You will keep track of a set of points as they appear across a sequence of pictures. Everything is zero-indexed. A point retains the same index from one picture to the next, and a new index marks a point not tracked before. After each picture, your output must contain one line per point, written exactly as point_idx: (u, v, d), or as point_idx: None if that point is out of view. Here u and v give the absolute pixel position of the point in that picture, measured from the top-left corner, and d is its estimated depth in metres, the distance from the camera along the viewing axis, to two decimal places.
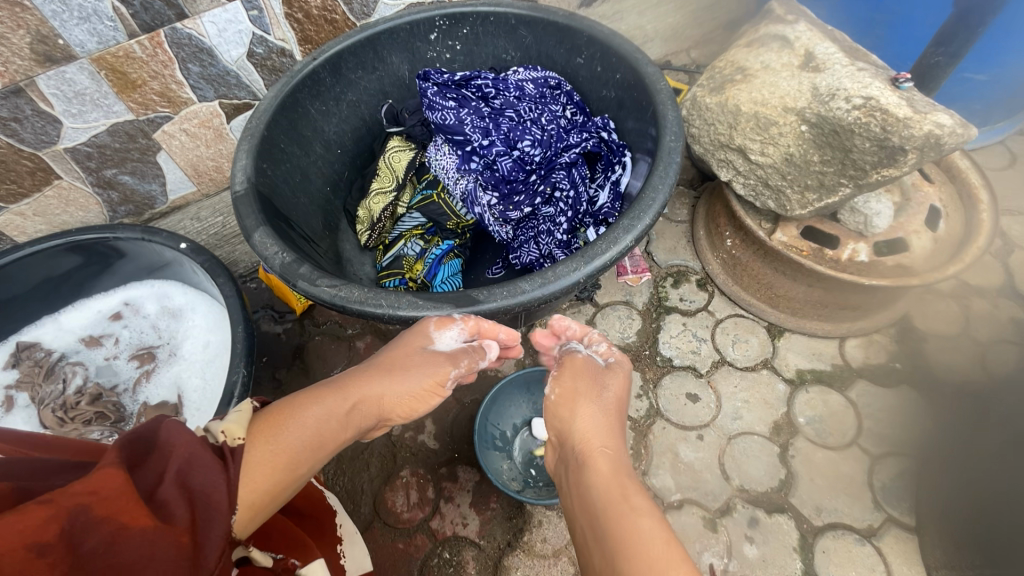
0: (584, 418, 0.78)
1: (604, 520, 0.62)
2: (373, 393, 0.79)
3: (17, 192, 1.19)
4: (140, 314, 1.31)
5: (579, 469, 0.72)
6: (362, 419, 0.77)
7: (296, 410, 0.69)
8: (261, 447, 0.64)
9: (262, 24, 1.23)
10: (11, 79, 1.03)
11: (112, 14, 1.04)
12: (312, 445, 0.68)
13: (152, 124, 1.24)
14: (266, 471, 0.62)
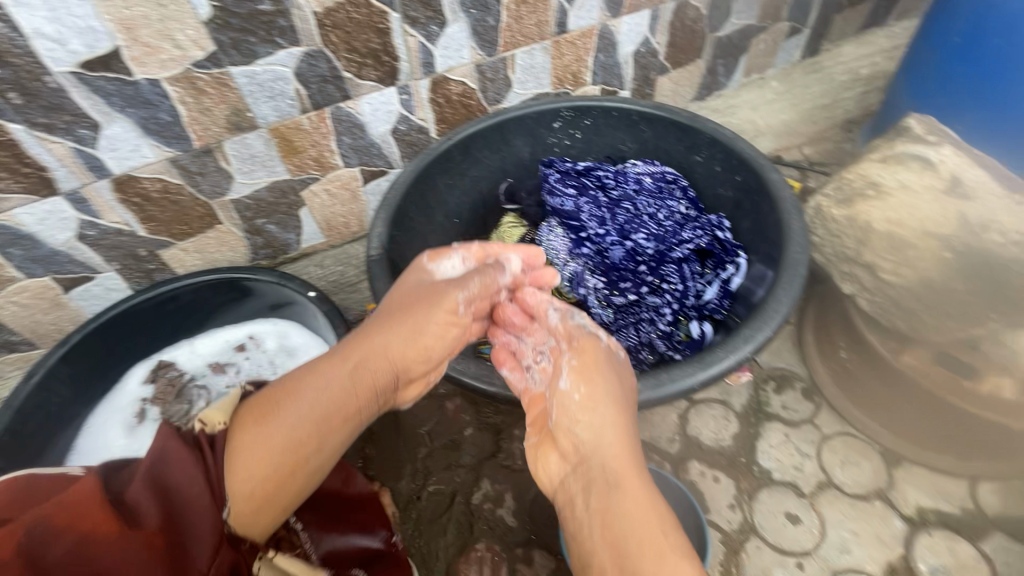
0: (609, 432, 0.80)
1: (635, 557, 0.66)
2: (371, 352, 0.92)
3: (186, 232, 1.36)
4: (261, 347, 1.42)
5: (603, 498, 0.73)
6: (369, 379, 0.91)
7: (286, 395, 0.86)
8: (246, 429, 0.82)
9: (408, 106, 1.38)
10: (206, 142, 1.21)
11: (293, 95, 1.22)
12: (306, 424, 0.84)
13: (303, 183, 1.40)
14: (260, 455, 0.80)
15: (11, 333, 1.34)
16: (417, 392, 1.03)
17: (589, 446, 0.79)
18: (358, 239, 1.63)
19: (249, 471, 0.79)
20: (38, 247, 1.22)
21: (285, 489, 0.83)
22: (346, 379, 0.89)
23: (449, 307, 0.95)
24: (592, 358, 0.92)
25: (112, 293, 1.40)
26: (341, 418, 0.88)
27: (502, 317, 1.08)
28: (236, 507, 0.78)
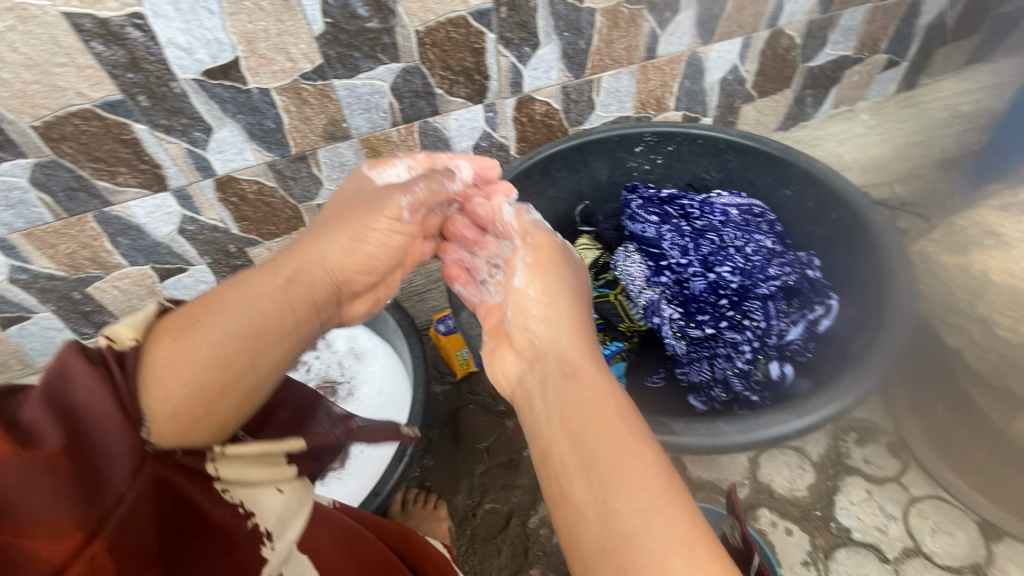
0: (562, 323, 0.81)
1: (598, 444, 0.62)
2: (312, 253, 0.87)
3: (273, 232, 1.43)
4: (330, 348, 1.45)
5: (565, 388, 0.70)
6: (306, 284, 0.83)
7: (211, 306, 0.72)
8: (163, 344, 0.67)
9: (492, 123, 1.40)
10: (302, 150, 1.27)
11: (386, 108, 1.27)
12: (238, 332, 0.71)
13: None
14: (182, 370, 0.65)
15: (110, 314, 1.44)
16: (362, 309, 1.00)
17: (540, 342, 0.79)
18: None
19: (177, 384, 0.64)
20: (143, 237, 1.31)
21: (219, 407, 0.69)
22: (286, 286, 0.80)
23: (391, 214, 0.93)
24: (539, 254, 0.94)
25: (200, 285, 1.48)
26: (281, 322, 0.77)
27: (452, 233, 1.10)
28: (155, 428, 0.59)
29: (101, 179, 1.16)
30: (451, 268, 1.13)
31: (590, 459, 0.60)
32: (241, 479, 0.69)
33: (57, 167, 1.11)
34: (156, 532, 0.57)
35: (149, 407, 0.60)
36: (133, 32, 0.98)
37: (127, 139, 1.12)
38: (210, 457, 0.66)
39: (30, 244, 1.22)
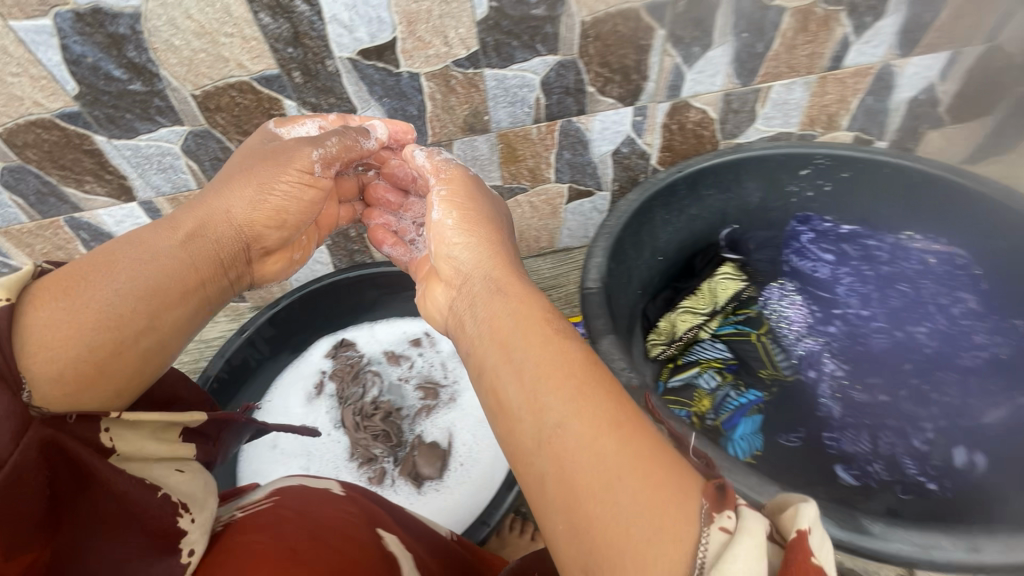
0: (489, 258, 0.86)
1: (532, 347, 0.67)
2: (217, 207, 0.91)
3: None
4: (435, 347, 1.39)
5: (495, 317, 0.75)
6: (205, 242, 0.87)
7: (99, 267, 0.75)
8: (47, 300, 0.69)
9: (639, 128, 1.27)
10: (438, 140, 1.21)
11: (532, 103, 1.17)
12: (135, 289, 0.75)
13: (511, 192, 1.36)
14: (72, 322, 0.69)
15: None
16: (277, 266, 1.05)
17: (467, 274, 0.86)
18: (542, 254, 1.57)
19: (69, 339, 0.68)
20: None
21: (115, 364, 0.73)
22: (190, 237, 0.86)
23: (302, 166, 0.97)
24: (464, 197, 0.97)
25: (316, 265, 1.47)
26: (176, 266, 0.81)
27: (374, 200, 1.22)
28: (38, 390, 0.64)
29: None
30: (375, 232, 1.22)
31: (517, 360, 0.66)
32: (137, 452, 0.68)
33: (208, 137, 1.11)
34: (47, 496, 0.58)
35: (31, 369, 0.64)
36: (301, 6, 0.93)
37: (275, 114, 1.10)
38: (102, 427, 0.65)
39: (173, 208, 1.24)
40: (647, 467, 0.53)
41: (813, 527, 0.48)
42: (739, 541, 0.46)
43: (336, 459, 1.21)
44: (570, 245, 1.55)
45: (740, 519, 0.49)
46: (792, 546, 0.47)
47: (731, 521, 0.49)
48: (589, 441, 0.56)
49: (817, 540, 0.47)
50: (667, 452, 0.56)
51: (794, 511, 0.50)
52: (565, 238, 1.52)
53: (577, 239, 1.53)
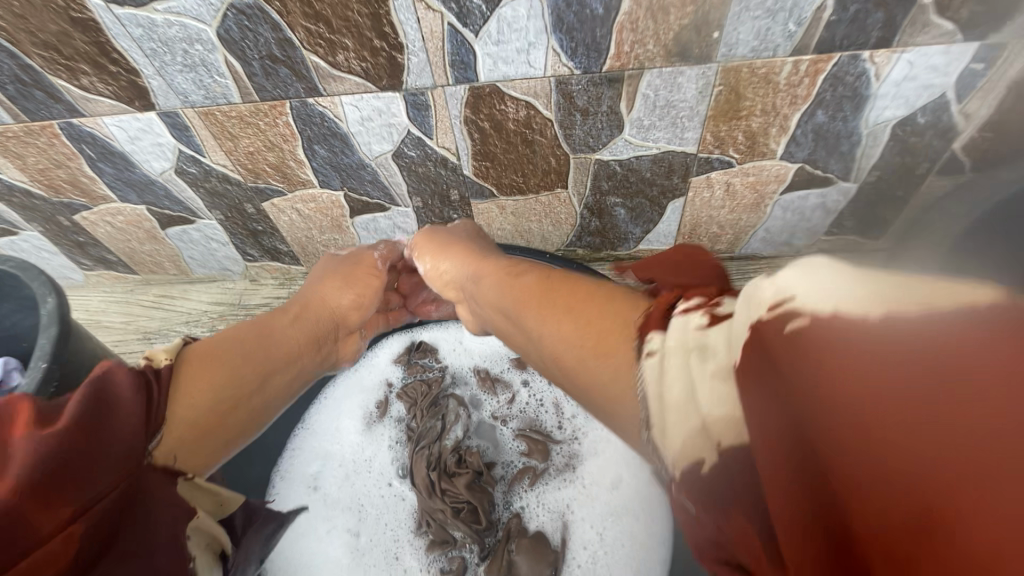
0: (470, 259, 0.82)
1: (505, 295, 0.68)
2: (315, 296, 0.85)
3: (517, 186, 0.92)
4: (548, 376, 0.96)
5: (486, 299, 0.74)
6: (314, 320, 0.83)
7: (229, 340, 0.69)
8: (194, 364, 0.64)
9: (968, 86, 0.73)
10: (622, 65, 0.72)
11: (807, 16, 0.65)
12: (250, 347, 0.71)
13: (705, 165, 0.86)
14: (204, 378, 0.64)
15: (280, 241, 1.08)
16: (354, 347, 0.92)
17: (454, 274, 0.84)
18: (711, 260, 1.06)
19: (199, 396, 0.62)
20: (346, 154, 0.88)
21: (229, 423, 0.65)
22: (294, 319, 0.80)
23: (371, 268, 0.93)
24: (447, 233, 0.90)
25: (396, 232, 1.04)
26: (289, 343, 0.77)
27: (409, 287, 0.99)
28: (166, 441, 0.56)
29: (316, 51, 0.72)
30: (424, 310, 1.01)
31: (505, 314, 0.69)
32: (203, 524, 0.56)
33: (258, 18, 0.68)
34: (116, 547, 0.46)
35: (171, 419, 0.58)
36: None
37: None
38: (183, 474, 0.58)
39: (206, 128, 0.84)
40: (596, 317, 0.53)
41: (797, 277, 0.34)
42: (673, 359, 0.41)
43: (397, 529, 0.84)
44: (758, 253, 1.03)
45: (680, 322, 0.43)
46: (761, 323, 0.34)
47: (695, 329, 0.42)
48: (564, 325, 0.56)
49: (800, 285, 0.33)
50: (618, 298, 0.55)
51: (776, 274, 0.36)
52: (755, 242, 1.01)
53: (773, 246, 1.02)
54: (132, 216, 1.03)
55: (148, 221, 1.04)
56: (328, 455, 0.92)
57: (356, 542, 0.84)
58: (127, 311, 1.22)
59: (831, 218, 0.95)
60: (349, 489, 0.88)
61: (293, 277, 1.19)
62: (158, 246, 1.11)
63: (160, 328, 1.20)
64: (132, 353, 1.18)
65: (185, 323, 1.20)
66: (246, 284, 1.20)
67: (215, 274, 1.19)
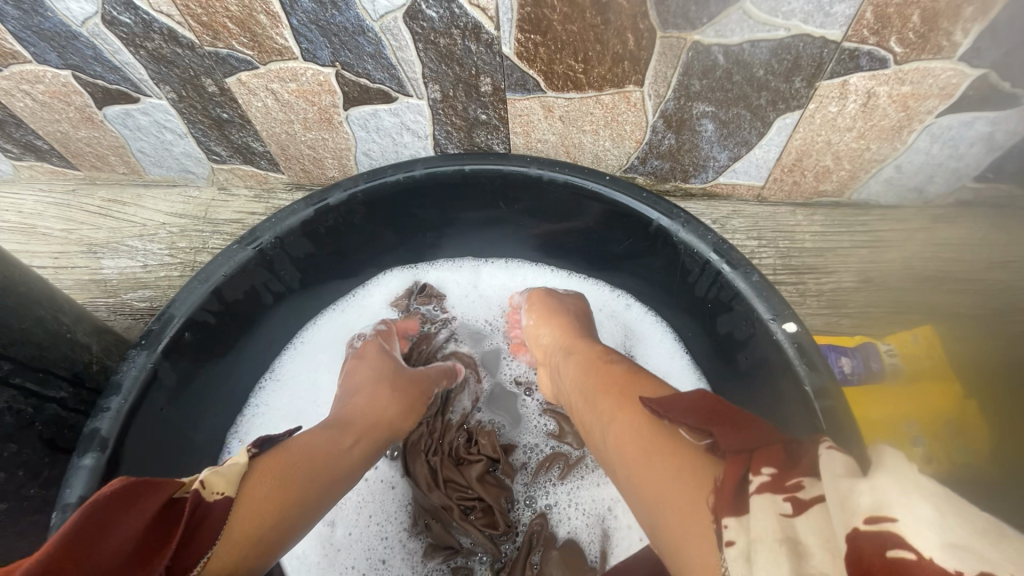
0: (579, 343, 0.64)
1: (595, 389, 0.55)
2: (380, 387, 0.65)
3: (575, 77, 0.67)
4: None
5: (590, 392, 0.55)
6: (386, 430, 0.62)
7: (309, 448, 0.52)
8: (265, 485, 0.47)
9: None
10: None
11: None
12: (322, 468, 0.51)
13: (846, 62, 0.60)
14: (279, 497, 0.47)
15: (252, 137, 0.83)
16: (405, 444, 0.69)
17: (553, 350, 0.67)
18: (808, 205, 0.83)
19: (263, 522, 0.45)
20: (338, 9, 0.62)
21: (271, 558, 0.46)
22: (361, 431, 0.58)
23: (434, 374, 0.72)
24: (550, 299, 0.72)
25: (404, 134, 0.79)
26: (360, 463, 0.56)
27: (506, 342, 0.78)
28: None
29: None
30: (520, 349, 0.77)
31: (589, 403, 0.55)
32: None
33: None
34: None
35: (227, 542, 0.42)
36: None
37: None
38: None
39: None
40: (670, 464, 0.41)
41: (888, 486, 0.28)
42: (759, 548, 0.31)
43: (382, 523, 0.69)
44: (871, 200, 0.81)
45: (762, 501, 0.33)
46: (853, 535, 0.28)
47: (776, 512, 0.32)
48: (636, 468, 0.45)
49: (897, 500, 0.27)
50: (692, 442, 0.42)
51: (862, 472, 0.30)
52: (875, 184, 0.77)
53: (897, 191, 0.78)
54: (55, 85, 0.78)
55: (78, 96, 0.79)
56: (301, 414, 0.75)
57: (328, 532, 0.68)
58: (68, 217, 0.97)
59: (991, 157, 0.70)
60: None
61: (272, 188, 0.95)
62: (97, 132, 0.86)
63: (108, 241, 0.95)
64: (74, 268, 0.93)
65: (137, 236, 0.95)
66: (215, 192, 0.97)
67: (175, 176, 0.95)
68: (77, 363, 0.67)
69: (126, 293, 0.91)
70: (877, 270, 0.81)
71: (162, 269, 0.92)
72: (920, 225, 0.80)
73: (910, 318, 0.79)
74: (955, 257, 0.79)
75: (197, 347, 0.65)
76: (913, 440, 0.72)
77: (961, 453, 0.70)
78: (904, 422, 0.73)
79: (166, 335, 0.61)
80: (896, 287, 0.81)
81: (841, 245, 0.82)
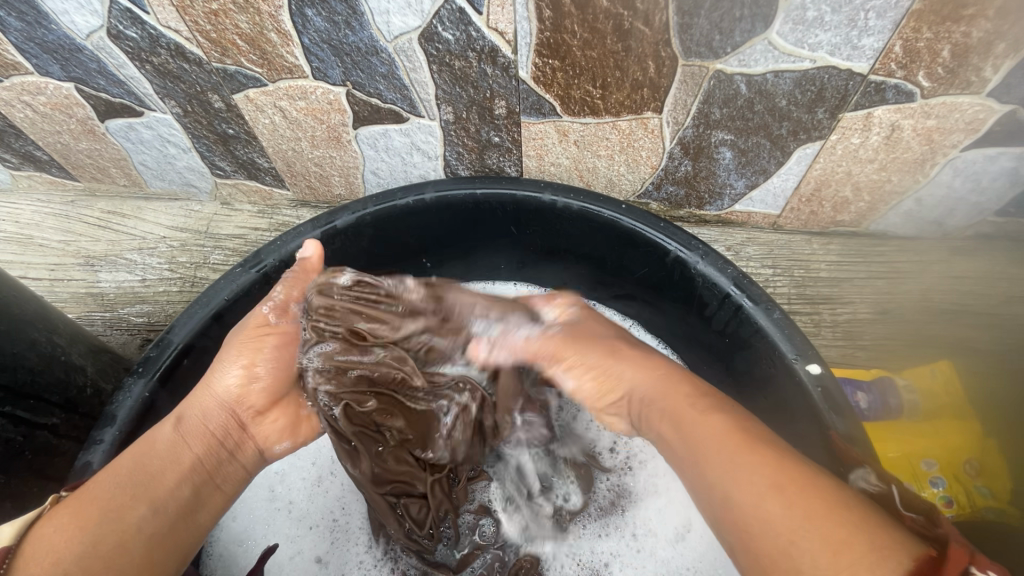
0: (656, 376, 0.51)
1: (712, 425, 0.44)
2: (211, 372, 0.54)
3: (593, 103, 0.65)
4: None
5: (696, 442, 0.44)
6: (221, 414, 0.53)
7: (113, 464, 0.47)
8: (57, 521, 0.42)
9: None
10: None
11: None
12: (135, 482, 0.46)
13: (871, 95, 0.59)
14: (74, 527, 0.42)
15: (258, 153, 0.81)
16: (280, 423, 0.57)
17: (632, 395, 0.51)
18: (824, 234, 0.81)
19: (56, 561, 0.40)
20: (351, 29, 0.60)
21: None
22: (183, 421, 0.51)
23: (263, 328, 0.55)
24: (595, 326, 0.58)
25: (413, 154, 0.78)
26: (194, 452, 0.50)
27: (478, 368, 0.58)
28: None
29: None
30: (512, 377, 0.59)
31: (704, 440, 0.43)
32: None
33: None
34: None
35: None
36: None
37: None
38: None
39: None
40: (830, 522, 0.36)
41: None
42: None
43: (375, 568, 0.66)
44: (890, 231, 0.79)
45: None
46: None
47: None
48: (774, 510, 0.38)
49: None
50: (843, 495, 0.38)
51: None
52: (894, 216, 0.76)
53: (916, 223, 0.76)
54: (56, 97, 0.76)
55: (80, 108, 0.77)
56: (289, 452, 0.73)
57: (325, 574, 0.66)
58: (66, 229, 0.94)
59: (1014, 191, 0.69)
60: (321, 501, 0.70)
61: (276, 204, 0.93)
62: (98, 145, 0.84)
63: (106, 253, 0.92)
64: (71, 281, 0.90)
65: (137, 249, 0.92)
66: (218, 207, 0.95)
67: (177, 190, 0.93)
68: (71, 388, 0.64)
69: (123, 308, 0.88)
70: (894, 302, 0.79)
71: (161, 283, 0.90)
72: (937, 257, 0.79)
73: (927, 352, 0.78)
74: (972, 291, 0.78)
75: (197, 373, 0.63)
76: (933, 480, 0.69)
77: (983, 493, 0.68)
78: (923, 462, 0.70)
79: (163, 361, 0.59)
80: (914, 320, 0.79)
81: (857, 275, 0.80)
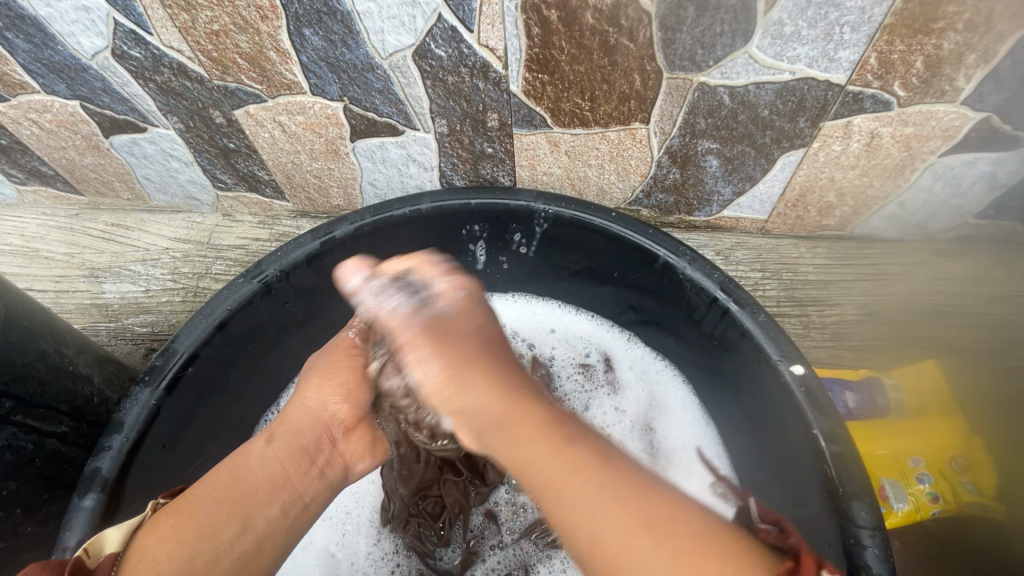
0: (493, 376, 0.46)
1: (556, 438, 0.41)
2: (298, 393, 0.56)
3: (582, 114, 0.67)
4: (600, 386, 0.77)
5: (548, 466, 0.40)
6: (313, 429, 0.54)
7: (209, 478, 0.50)
8: (159, 528, 0.45)
9: None
10: None
11: None
12: (227, 495, 0.48)
13: (850, 104, 0.61)
14: (174, 539, 0.44)
15: (258, 165, 0.84)
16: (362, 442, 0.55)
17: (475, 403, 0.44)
18: (812, 238, 0.83)
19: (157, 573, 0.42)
20: (347, 47, 0.62)
21: None
22: (271, 438, 0.53)
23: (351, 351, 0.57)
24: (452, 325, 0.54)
25: (409, 165, 0.80)
26: (286, 468, 0.51)
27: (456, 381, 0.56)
28: None
29: None
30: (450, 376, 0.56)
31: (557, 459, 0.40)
32: None
33: None
34: None
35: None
36: None
37: None
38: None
39: None
40: (696, 551, 0.36)
41: None
42: None
43: (381, 561, 0.68)
44: (875, 234, 0.81)
45: None
46: None
47: None
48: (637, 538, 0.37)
49: None
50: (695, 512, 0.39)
51: None
52: (878, 220, 0.78)
53: (899, 227, 0.78)
54: (61, 114, 0.78)
55: (85, 124, 0.79)
56: None
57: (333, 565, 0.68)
58: (71, 242, 0.96)
59: (992, 195, 0.71)
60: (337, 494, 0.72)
61: (277, 215, 0.95)
62: (103, 160, 0.86)
63: (110, 265, 0.94)
64: (76, 293, 0.92)
65: (140, 261, 0.94)
66: (219, 218, 0.97)
67: (179, 202, 0.95)
68: (78, 397, 0.66)
69: (127, 318, 0.90)
70: (881, 303, 0.81)
71: (164, 293, 0.92)
72: (923, 258, 0.81)
73: (916, 351, 0.80)
74: (957, 292, 0.80)
75: (200, 381, 0.65)
76: (920, 477, 0.70)
77: (969, 489, 0.69)
78: (910, 459, 0.72)
79: (168, 369, 0.61)
80: (902, 321, 0.81)
81: (844, 278, 0.82)
